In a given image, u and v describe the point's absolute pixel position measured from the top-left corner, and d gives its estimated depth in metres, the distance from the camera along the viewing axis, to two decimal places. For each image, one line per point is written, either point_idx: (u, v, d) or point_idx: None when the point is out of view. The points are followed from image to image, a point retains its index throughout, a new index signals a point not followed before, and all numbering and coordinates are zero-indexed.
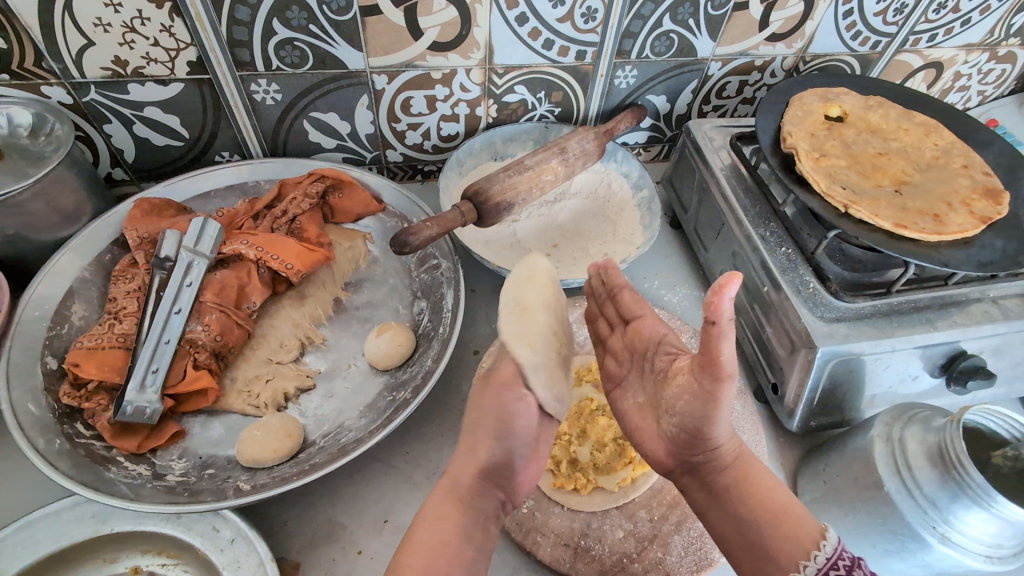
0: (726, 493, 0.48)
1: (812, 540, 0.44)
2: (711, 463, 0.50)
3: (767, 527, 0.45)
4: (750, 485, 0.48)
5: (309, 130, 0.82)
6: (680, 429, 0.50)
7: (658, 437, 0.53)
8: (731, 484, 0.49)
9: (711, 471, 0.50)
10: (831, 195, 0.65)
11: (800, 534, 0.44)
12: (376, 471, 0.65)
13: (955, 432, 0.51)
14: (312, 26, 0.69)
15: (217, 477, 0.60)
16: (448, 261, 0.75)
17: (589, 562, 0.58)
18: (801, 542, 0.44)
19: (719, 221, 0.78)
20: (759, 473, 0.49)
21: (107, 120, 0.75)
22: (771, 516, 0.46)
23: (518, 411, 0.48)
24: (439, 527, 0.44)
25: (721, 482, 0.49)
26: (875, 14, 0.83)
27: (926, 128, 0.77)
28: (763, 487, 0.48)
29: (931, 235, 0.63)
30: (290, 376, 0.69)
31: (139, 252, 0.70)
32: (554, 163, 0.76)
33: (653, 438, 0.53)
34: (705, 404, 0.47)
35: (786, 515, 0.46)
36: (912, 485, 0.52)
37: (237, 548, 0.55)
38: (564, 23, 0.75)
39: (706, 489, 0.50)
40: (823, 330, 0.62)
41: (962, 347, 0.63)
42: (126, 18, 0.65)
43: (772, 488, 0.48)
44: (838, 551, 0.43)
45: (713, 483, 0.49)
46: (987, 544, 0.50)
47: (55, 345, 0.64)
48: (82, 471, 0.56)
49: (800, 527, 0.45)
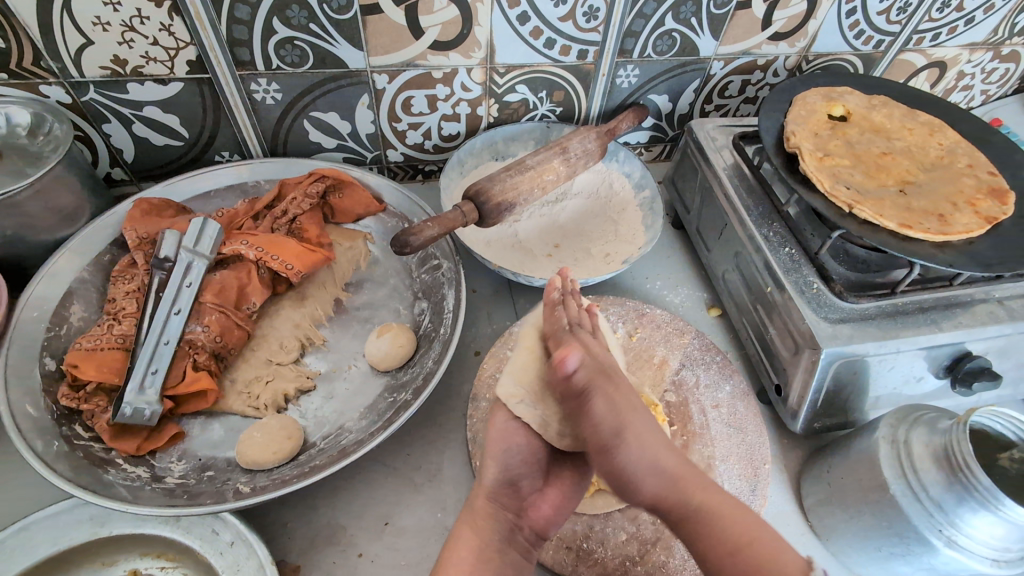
0: (686, 528, 0.45)
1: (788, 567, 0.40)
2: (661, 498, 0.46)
3: (734, 561, 0.42)
4: (703, 513, 0.44)
5: (310, 130, 0.82)
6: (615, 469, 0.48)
7: (607, 481, 0.50)
8: (683, 518, 0.45)
9: (667, 506, 0.46)
10: (835, 195, 0.65)
11: (771, 567, 0.40)
12: (378, 472, 0.65)
13: (961, 435, 0.50)
14: (313, 24, 0.68)
15: (216, 479, 0.60)
16: (450, 262, 0.74)
17: (592, 565, 0.57)
18: (773, 569, 0.40)
19: (721, 221, 0.77)
20: (705, 491, 0.45)
21: (106, 119, 0.74)
22: (728, 544, 0.42)
23: (516, 437, 0.56)
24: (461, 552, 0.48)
25: (677, 518, 0.45)
26: (879, 13, 0.82)
27: (931, 128, 0.77)
28: (721, 513, 0.44)
29: (937, 236, 0.62)
30: (291, 377, 0.68)
31: (138, 253, 0.69)
32: (556, 163, 0.75)
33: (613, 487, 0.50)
34: (611, 428, 0.49)
35: (751, 543, 0.42)
36: (918, 488, 0.52)
37: (237, 551, 0.54)
38: (566, 21, 0.75)
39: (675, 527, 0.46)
40: (827, 332, 0.61)
41: (967, 348, 0.63)
42: (125, 17, 0.65)
43: (733, 522, 0.43)
44: None
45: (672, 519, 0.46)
46: (994, 548, 0.50)
47: (54, 346, 0.64)
48: (81, 474, 0.55)
49: (777, 556, 0.40)
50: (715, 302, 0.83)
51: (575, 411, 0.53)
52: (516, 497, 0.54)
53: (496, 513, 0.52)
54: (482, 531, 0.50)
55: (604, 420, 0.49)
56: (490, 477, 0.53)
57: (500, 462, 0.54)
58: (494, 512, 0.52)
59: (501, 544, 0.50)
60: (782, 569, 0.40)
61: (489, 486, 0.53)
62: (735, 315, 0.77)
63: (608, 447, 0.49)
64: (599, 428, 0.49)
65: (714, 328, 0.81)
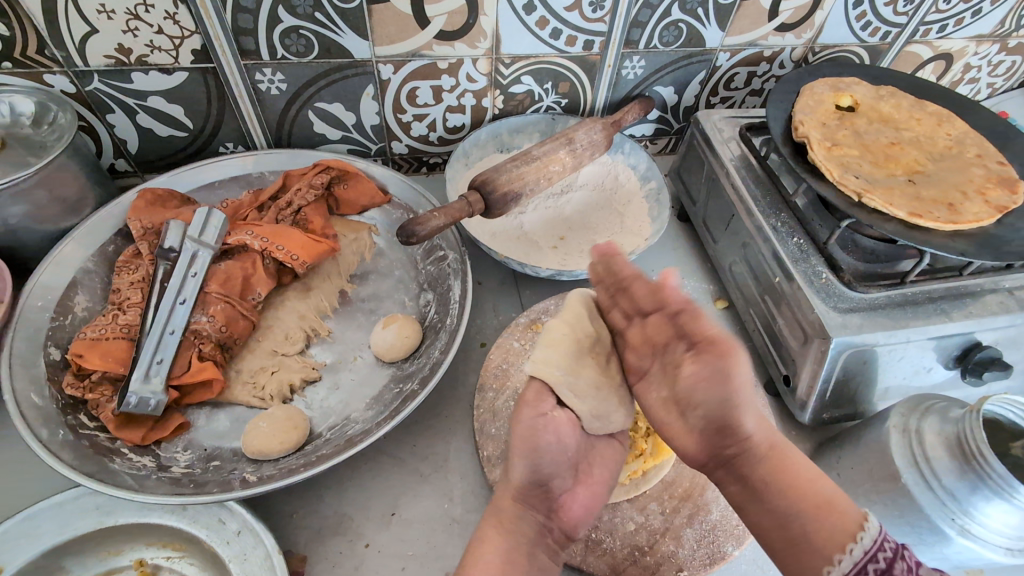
0: (759, 486, 0.45)
1: (849, 528, 0.41)
2: (741, 454, 0.46)
3: (803, 515, 0.42)
4: (785, 475, 0.44)
5: (314, 121, 0.81)
6: (706, 419, 0.48)
7: (688, 433, 0.49)
8: (766, 475, 0.45)
9: (743, 465, 0.46)
10: (844, 184, 0.64)
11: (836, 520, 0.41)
12: (384, 462, 0.64)
13: (974, 423, 0.50)
14: (318, 13, 0.68)
15: (223, 469, 0.59)
16: (456, 253, 0.74)
17: (600, 555, 0.57)
18: (839, 526, 0.41)
19: (728, 212, 0.77)
20: (800, 461, 0.45)
21: (110, 109, 0.74)
22: (810, 504, 0.43)
23: (544, 429, 0.51)
24: (490, 549, 0.46)
25: (755, 473, 0.45)
26: (885, 4, 0.82)
27: (939, 118, 0.77)
28: (796, 468, 0.45)
29: (946, 225, 0.62)
30: (296, 368, 0.68)
31: (143, 243, 0.69)
32: (562, 154, 0.75)
33: (682, 434, 0.50)
34: (723, 382, 0.47)
35: (829, 505, 0.42)
36: (931, 477, 0.52)
37: (244, 540, 0.54)
38: (572, 11, 0.74)
39: (740, 484, 0.46)
40: (837, 321, 0.61)
41: (977, 338, 0.63)
42: (129, 5, 0.64)
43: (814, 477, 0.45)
44: (881, 536, 0.40)
45: (745, 475, 0.46)
46: (1007, 537, 0.49)
47: (58, 336, 0.63)
48: (86, 462, 0.55)
49: (832, 511, 0.42)
50: (721, 294, 0.83)
51: (680, 355, 0.50)
52: (548, 498, 0.50)
53: (523, 515, 0.49)
54: (510, 533, 0.48)
55: (714, 368, 0.47)
56: (518, 476, 0.50)
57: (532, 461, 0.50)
58: (519, 514, 0.49)
59: (527, 546, 0.48)
60: (833, 526, 0.41)
61: (516, 486, 0.50)
62: (742, 308, 0.76)
63: (702, 397, 0.47)
64: (694, 379, 0.48)
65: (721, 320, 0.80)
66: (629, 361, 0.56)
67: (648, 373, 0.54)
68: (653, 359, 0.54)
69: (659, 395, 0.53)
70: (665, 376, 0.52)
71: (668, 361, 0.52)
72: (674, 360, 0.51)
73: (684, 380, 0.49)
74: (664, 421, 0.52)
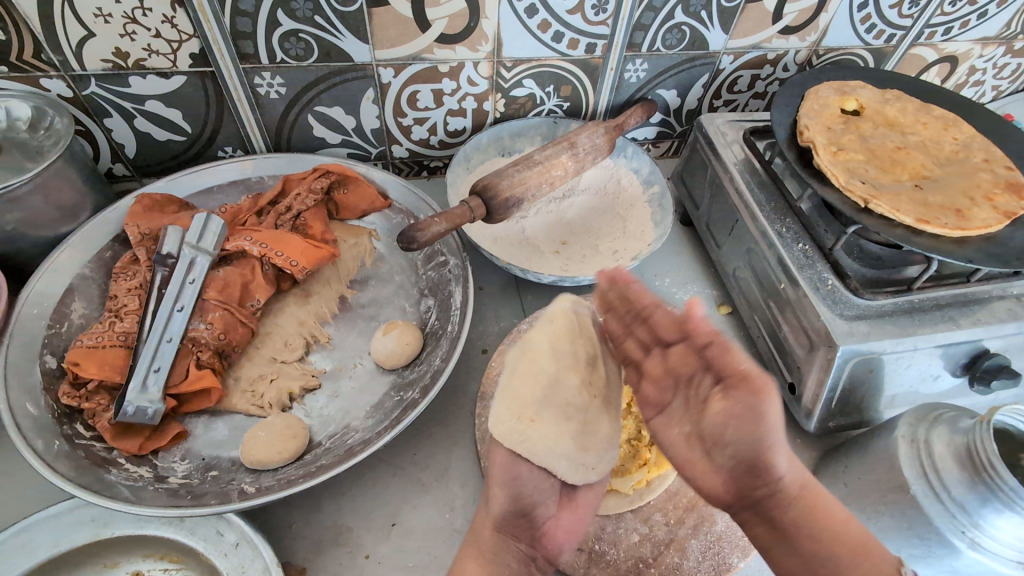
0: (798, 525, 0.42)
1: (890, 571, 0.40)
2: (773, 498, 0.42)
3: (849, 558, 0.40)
4: (819, 514, 0.42)
5: (313, 124, 0.81)
6: (734, 462, 0.43)
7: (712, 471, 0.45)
8: (802, 513, 0.42)
9: (775, 505, 0.42)
10: (851, 189, 0.63)
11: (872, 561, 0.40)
12: (385, 470, 0.64)
13: (984, 433, 0.49)
14: (318, 17, 0.67)
15: (220, 479, 0.59)
16: (457, 258, 0.73)
17: (604, 567, 0.56)
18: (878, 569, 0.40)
19: (732, 217, 0.76)
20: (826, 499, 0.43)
21: (108, 113, 0.73)
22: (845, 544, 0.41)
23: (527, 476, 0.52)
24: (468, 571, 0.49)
25: (788, 518, 0.42)
26: (891, 6, 0.81)
27: (945, 122, 0.76)
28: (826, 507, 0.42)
29: (954, 230, 0.61)
30: (296, 376, 0.67)
31: (141, 248, 0.68)
32: (564, 158, 0.74)
33: (708, 473, 0.45)
34: (751, 426, 0.41)
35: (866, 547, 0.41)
36: (940, 488, 0.51)
37: (242, 553, 0.53)
38: (574, 14, 0.73)
39: (768, 525, 0.43)
40: (843, 329, 0.60)
41: (985, 346, 0.62)
42: (126, 8, 0.63)
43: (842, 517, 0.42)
44: None
45: (776, 518, 0.42)
46: (1018, 550, 0.48)
47: (54, 343, 0.63)
48: (82, 473, 0.54)
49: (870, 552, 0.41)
50: (724, 299, 0.82)
51: (706, 391, 0.46)
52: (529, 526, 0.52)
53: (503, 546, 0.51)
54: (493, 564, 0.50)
55: (750, 408, 0.41)
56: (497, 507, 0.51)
57: (511, 491, 0.51)
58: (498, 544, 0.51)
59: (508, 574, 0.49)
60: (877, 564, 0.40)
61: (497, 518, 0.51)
62: (745, 313, 0.76)
63: (728, 437, 0.43)
64: (723, 418, 0.43)
65: (724, 326, 0.80)
66: (648, 393, 0.51)
67: (668, 407, 0.49)
68: (674, 392, 0.49)
69: (682, 430, 0.48)
70: (688, 410, 0.48)
71: (693, 396, 0.47)
72: (700, 396, 0.46)
73: (712, 417, 0.44)
74: (688, 458, 0.47)
